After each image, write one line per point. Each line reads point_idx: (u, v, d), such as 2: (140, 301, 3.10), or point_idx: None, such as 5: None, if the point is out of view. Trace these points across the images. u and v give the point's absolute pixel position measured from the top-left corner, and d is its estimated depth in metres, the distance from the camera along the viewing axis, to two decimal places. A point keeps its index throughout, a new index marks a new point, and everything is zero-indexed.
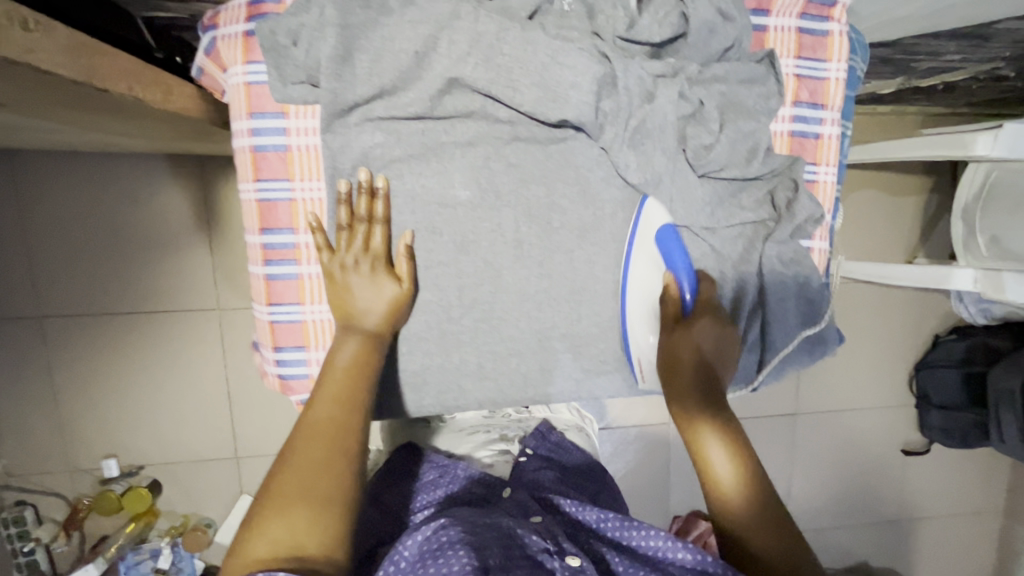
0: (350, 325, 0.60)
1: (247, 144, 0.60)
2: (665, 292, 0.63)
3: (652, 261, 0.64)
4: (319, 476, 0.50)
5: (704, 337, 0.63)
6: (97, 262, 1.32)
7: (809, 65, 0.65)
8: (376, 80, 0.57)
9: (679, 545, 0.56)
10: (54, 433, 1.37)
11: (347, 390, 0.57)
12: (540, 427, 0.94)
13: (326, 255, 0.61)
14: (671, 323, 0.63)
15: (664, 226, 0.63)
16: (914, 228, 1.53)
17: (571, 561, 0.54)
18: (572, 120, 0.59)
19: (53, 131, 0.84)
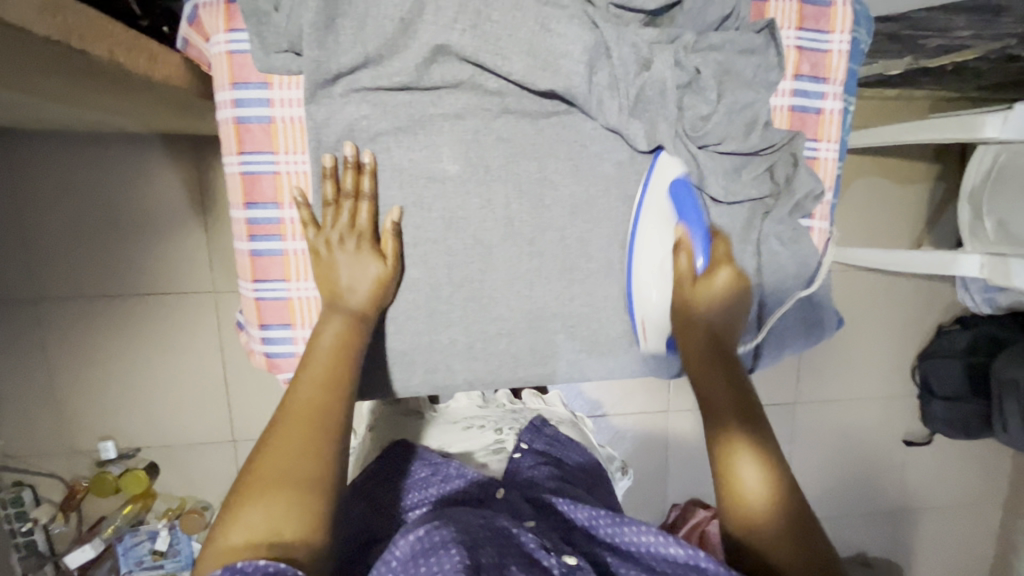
0: (335, 306, 0.59)
1: (229, 116, 0.58)
2: (678, 251, 0.65)
3: (663, 217, 0.64)
4: (298, 462, 0.50)
5: (721, 292, 0.65)
6: (91, 244, 1.31)
7: (811, 37, 0.63)
8: (360, 47, 0.55)
9: (672, 541, 0.55)
10: (50, 415, 1.38)
11: (331, 373, 0.56)
12: (533, 421, 0.95)
13: (309, 231, 0.60)
14: (685, 279, 0.65)
15: (676, 181, 0.63)
16: (919, 215, 1.50)
17: (567, 558, 0.54)
18: (564, 90, 0.57)
19: (42, 105, 0.83)
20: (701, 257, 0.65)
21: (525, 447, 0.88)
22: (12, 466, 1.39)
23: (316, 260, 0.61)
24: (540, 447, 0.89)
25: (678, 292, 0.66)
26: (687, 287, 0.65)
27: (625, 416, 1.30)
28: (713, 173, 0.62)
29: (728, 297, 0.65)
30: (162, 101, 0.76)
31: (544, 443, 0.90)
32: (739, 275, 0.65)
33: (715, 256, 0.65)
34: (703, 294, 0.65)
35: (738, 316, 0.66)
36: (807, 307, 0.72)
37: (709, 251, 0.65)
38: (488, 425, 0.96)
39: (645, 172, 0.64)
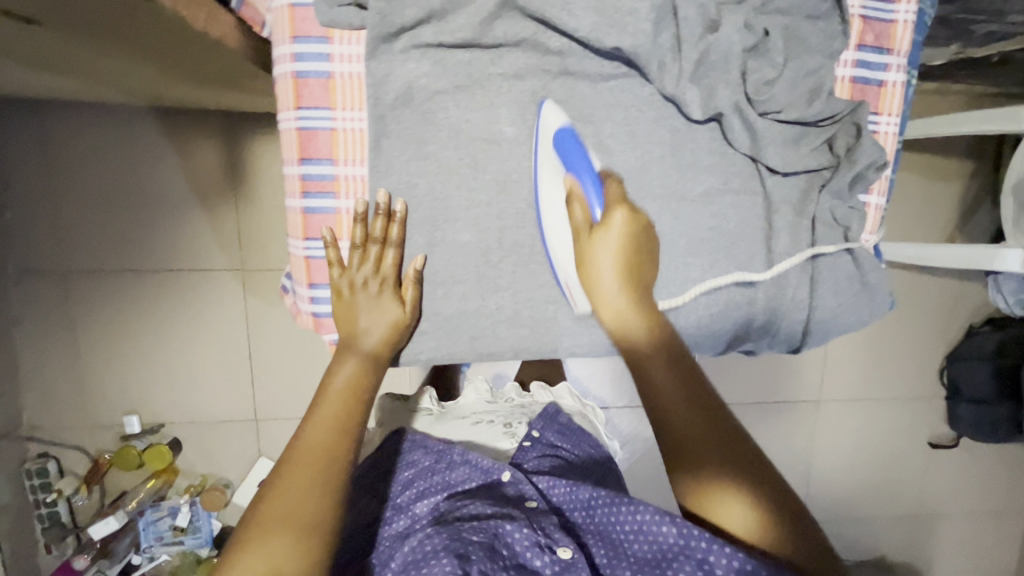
0: (351, 347, 0.61)
1: (289, 70, 0.58)
2: (572, 199, 0.59)
3: (554, 168, 0.60)
4: (300, 507, 0.50)
5: (618, 237, 0.58)
6: (123, 217, 1.32)
7: (876, 6, 0.62)
8: (425, 1, 0.55)
9: (665, 518, 0.56)
10: (75, 387, 1.39)
11: (342, 415, 0.57)
12: (547, 408, 0.92)
13: (336, 271, 0.62)
14: (582, 229, 0.59)
15: (561, 128, 0.58)
16: (955, 212, 1.47)
17: (563, 554, 0.58)
18: (630, 49, 0.56)
19: (91, 67, 0.84)
20: (592, 197, 0.59)
21: (537, 435, 0.87)
22: (37, 438, 1.40)
23: (339, 299, 0.62)
24: (552, 437, 0.87)
25: (577, 247, 0.60)
26: (586, 239, 0.59)
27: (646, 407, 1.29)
28: (775, 140, 0.61)
29: (629, 244, 0.59)
30: (213, 62, 0.76)
31: (556, 433, 0.88)
32: (635, 216, 0.60)
33: (608, 198, 0.59)
34: (603, 246, 0.58)
35: (642, 260, 0.60)
36: (863, 288, 0.68)
37: (603, 196, 0.59)
38: (496, 419, 0.95)
39: (702, 140, 0.63)
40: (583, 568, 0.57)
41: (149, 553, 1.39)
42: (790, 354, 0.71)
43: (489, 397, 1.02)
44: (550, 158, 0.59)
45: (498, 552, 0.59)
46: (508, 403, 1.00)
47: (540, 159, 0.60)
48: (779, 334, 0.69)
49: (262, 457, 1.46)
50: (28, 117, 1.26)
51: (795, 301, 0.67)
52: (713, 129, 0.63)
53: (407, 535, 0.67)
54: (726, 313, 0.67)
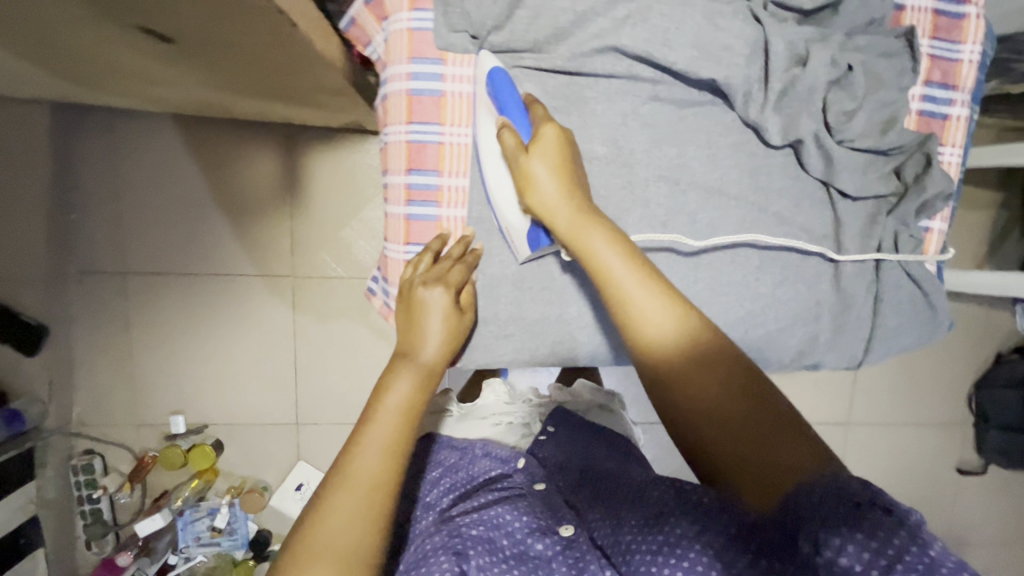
0: (405, 363, 0.59)
1: (404, 88, 0.63)
2: (503, 127, 0.59)
3: (488, 106, 0.62)
4: (349, 536, 0.47)
5: (554, 149, 0.58)
6: (181, 220, 1.37)
7: (943, 46, 0.67)
8: (536, 33, 0.61)
9: (670, 485, 0.57)
10: (126, 384, 1.42)
11: (397, 436, 0.54)
12: (560, 411, 0.87)
13: (407, 268, 0.66)
14: (516, 151, 0.58)
15: (492, 64, 0.60)
16: (983, 241, 1.51)
17: (564, 532, 0.60)
18: (723, 80, 0.61)
19: (174, 80, 0.89)
20: (522, 127, 0.60)
21: (552, 430, 0.83)
22: (84, 434, 1.42)
23: (408, 302, 0.63)
24: (565, 430, 0.83)
25: (514, 172, 0.59)
26: (522, 158, 0.58)
27: None
28: (848, 166, 0.66)
29: (566, 159, 0.58)
30: (310, 81, 0.82)
31: (570, 428, 0.84)
32: (565, 131, 0.59)
33: (536, 119, 0.59)
34: (539, 161, 0.57)
35: (579, 175, 0.59)
36: (926, 307, 0.72)
37: (530, 121, 0.60)
38: (516, 420, 0.90)
39: (778, 164, 0.68)
40: (583, 542, 0.58)
41: (186, 553, 1.41)
42: (854, 369, 0.74)
43: (506, 398, 0.93)
44: (482, 99, 0.62)
45: (497, 542, 0.60)
46: (526, 403, 0.93)
47: (478, 106, 0.63)
48: (845, 349, 0.72)
49: (300, 461, 1.48)
50: (100, 124, 1.32)
51: (860, 318, 0.70)
52: (789, 155, 0.67)
53: (420, 531, 0.67)
54: (795, 326, 0.70)
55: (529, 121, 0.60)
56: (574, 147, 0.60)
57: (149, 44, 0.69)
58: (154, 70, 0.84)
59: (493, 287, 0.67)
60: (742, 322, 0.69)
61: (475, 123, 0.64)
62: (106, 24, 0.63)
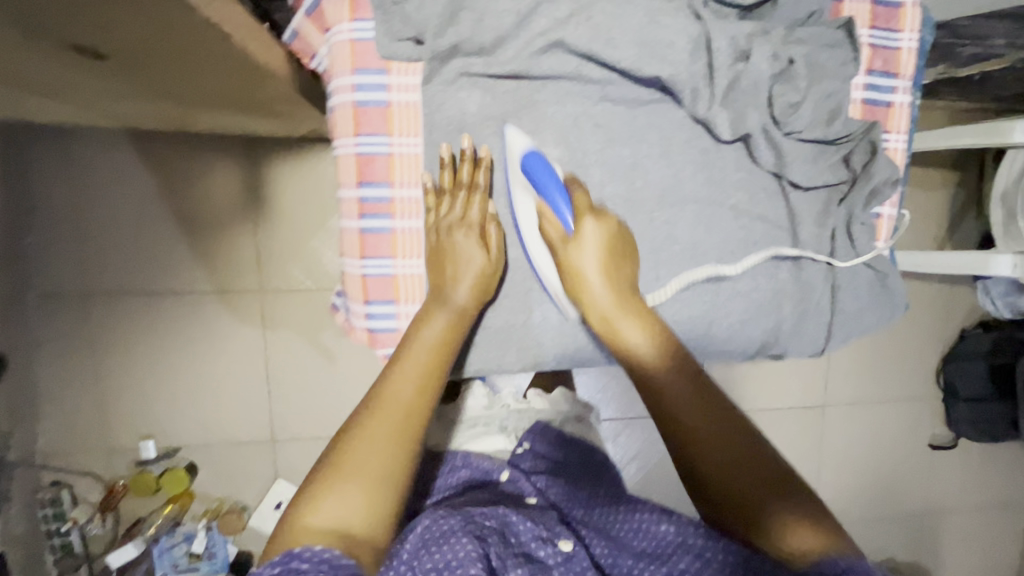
0: (439, 306, 0.61)
1: (349, 100, 0.62)
2: (543, 219, 0.63)
3: (526, 189, 0.63)
4: (381, 463, 0.52)
5: (595, 243, 0.62)
6: (143, 240, 1.33)
7: (883, 35, 0.68)
8: (478, 37, 0.59)
9: (666, 518, 0.62)
10: (93, 410, 1.37)
11: (426, 373, 0.58)
12: (537, 425, 0.89)
13: (429, 214, 0.64)
14: (561, 243, 0.62)
15: (526, 152, 0.61)
16: (940, 221, 1.55)
17: (563, 546, 0.59)
18: (668, 77, 0.60)
19: (117, 95, 0.86)
20: (566, 215, 0.61)
21: (528, 446, 0.85)
22: (50, 466, 1.38)
23: (432, 241, 0.64)
24: (543, 448, 0.85)
25: (560, 261, 0.63)
26: (564, 253, 0.62)
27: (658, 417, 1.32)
28: (798, 157, 0.66)
29: (610, 242, 0.63)
30: (258, 93, 0.80)
31: (547, 445, 0.86)
32: (606, 221, 0.62)
33: (577, 208, 0.62)
34: (588, 255, 0.61)
35: (625, 267, 0.64)
36: (883, 290, 0.74)
37: (571, 206, 0.62)
38: (494, 425, 0.89)
39: (730, 159, 0.68)
40: (582, 560, 0.58)
41: None
42: (817, 356, 0.75)
43: (485, 402, 0.91)
44: (520, 180, 0.63)
45: (508, 538, 0.61)
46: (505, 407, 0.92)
47: (512, 189, 0.64)
48: (807, 338, 0.73)
49: (279, 479, 1.45)
50: (51, 144, 1.28)
51: (820, 305, 0.71)
52: (739, 149, 0.68)
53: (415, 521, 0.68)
54: (757, 318, 0.70)
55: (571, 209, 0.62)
56: (613, 229, 0.63)
57: (81, 60, 0.66)
58: (89, 85, 0.80)
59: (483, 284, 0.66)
60: (705, 317, 0.69)
61: (512, 200, 0.65)
62: (30, 42, 0.60)
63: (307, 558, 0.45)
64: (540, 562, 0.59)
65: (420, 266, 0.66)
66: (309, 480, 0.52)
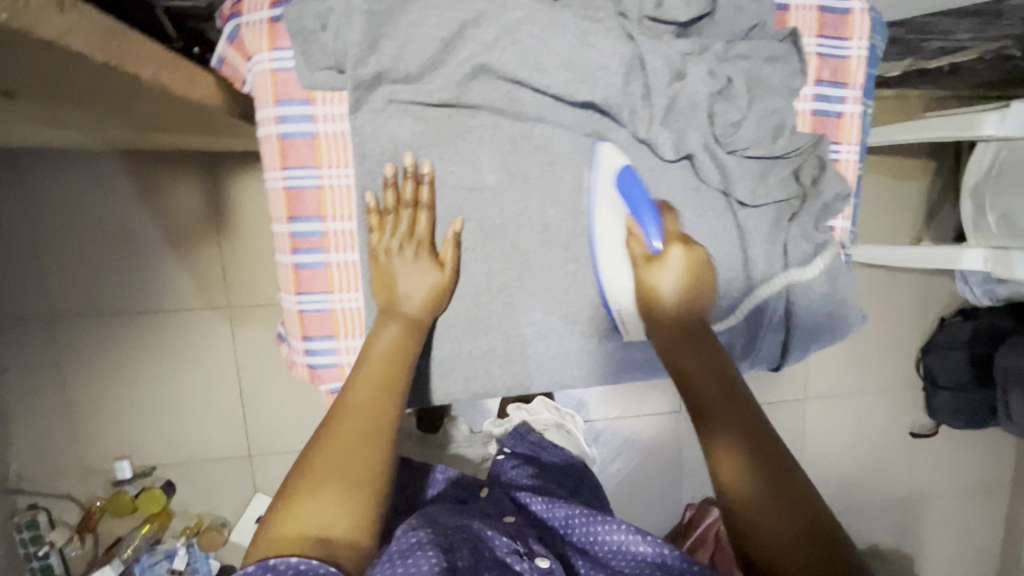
0: (392, 313, 0.62)
1: (273, 132, 0.60)
2: (631, 235, 0.62)
3: (614, 207, 0.63)
4: (351, 465, 0.51)
5: (677, 270, 0.61)
6: (107, 262, 1.31)
7: (831, 44, 0.66)
8: (403, 65, 0.57)
9: (642, 538, 0.57)
10: (64, 433, 1.35)
11: (385, 379, 0.58)
12: (517, 429, 0.91)
13: (374, 235, 0.62)
14: (641, 259, 0.62)
15: (622, 168, 0.62)
16: (918, 213, 1.51)
17: (540, 562, 0.52)
18: (600, 101, 0.59)
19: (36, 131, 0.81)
20: (654, 238, 0.62)
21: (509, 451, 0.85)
22: (25, 489, 1.36)
23: (375, 265, 0.63)
24: (522, 451, 0.86)
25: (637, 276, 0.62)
26: (642, 269, 0.62)
27: (637, 420, 1.31)
28: (744, 174, 0.64)
29: (692, 269, 0.61)
30: (195, 119, 0.76)
31: (527, 450, 0.87)
32: (693, 251, 0.61)
33: (668, 233, 0.62)
34: (666, 275, 0.61)
35: (705, 291, 0.62)
36: (839, 308, 0.71)
37: (661, 230, 0.62)
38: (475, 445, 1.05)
39: (676, 178, 0.66)
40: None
41: None
42: (772, 370, 0.75)
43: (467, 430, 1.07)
44: (616, 200, 0.63)
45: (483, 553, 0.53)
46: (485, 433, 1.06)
47: (597, 201, 0.64)
48: (762, 352, 0.72)
49: (257, 494, 1.43)
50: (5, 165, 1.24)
51: (773, 321, 0.70)
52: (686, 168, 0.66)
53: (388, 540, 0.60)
54: None
55: (661, 233, 0.62)
56: (701, 258, 0.62)
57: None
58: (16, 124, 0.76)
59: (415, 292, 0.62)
60: None
61: (594, 214, 0.64)
62: None
63: (282, 562, 0.43)
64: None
65: (360, 299, 0.65)
66: (280, 497, 0.50)
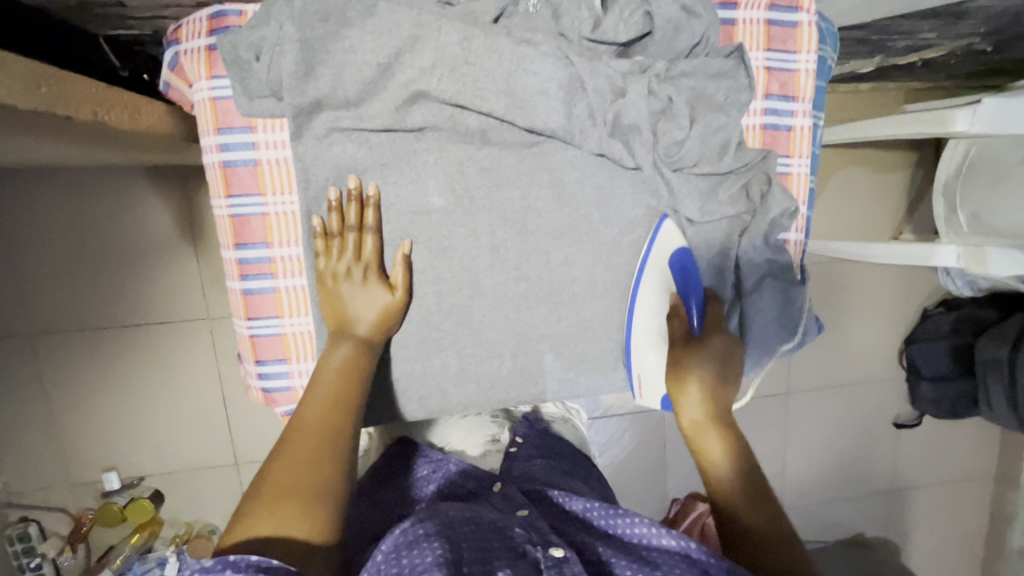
0: (345, 332, 0.62)
1: (216, 160, 0.60)
2: (673, 314, 0.67)
3: (662, 281, 0.66)
4: (303, 476, 0.50)
5: (714, 358, 0.65)
6: (92, 279, 1.26)
7: (779, 56, 0.65)
8: (341, 92, 0.57)
9: (665, 530, 0.55)
10: (52, 449, 1.32)
11: (339, 396, 0.58)
12: (527, 413, 0.92)
13: (320, 260, 0.62)
14: (679, 338, 0.66)
15: (679, 249, 0.65)
16: (900, 202, 1.46)
17: (555, 551, 0.50)
18: (540, 125, 0.60)
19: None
20: (697, 321, 0.67)
21: (521, 439, 0.84)
22: (14, 503, 1.32)
23: (323, 290, 0.63)
24: (535, 440, 0.84)
25: (673, 355, 0.66)
26: (682, 350, 0.66)
27: (621, 415, 1.31)
28: (690, 192, 0.65)
29: (724, 358, 0.66)
30: (149, 146, 0.77)
31: (539, 437, 0.85)
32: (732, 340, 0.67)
33: (709, 321, 0.67)
34: (702, 360, 0.65)
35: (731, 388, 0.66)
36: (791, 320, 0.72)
37: (703, 316, 0.67)
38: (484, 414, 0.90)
39: (626, 194, 0.66)
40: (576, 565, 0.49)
41: None
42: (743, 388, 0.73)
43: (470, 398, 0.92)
44: (668, 276, 0.66)
45: (493, 547, 0.50)
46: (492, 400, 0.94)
47: (648, 267, 0.66)
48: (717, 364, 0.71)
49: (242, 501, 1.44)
50: None
51: None
52: (636, 183, 0.65)
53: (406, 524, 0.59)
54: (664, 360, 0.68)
55: (703, 319, 0.67)
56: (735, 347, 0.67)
57: None
58: None
59: (359, 308, 0.62)
60: (609, 353, 0.70)
61: (639, 281, 0.67)
62: None
63: (243, 559, 0.41)
64: (532, 565, 0.49)
65: (310, 323, 0.65)
66: (236, 513, 0.49)
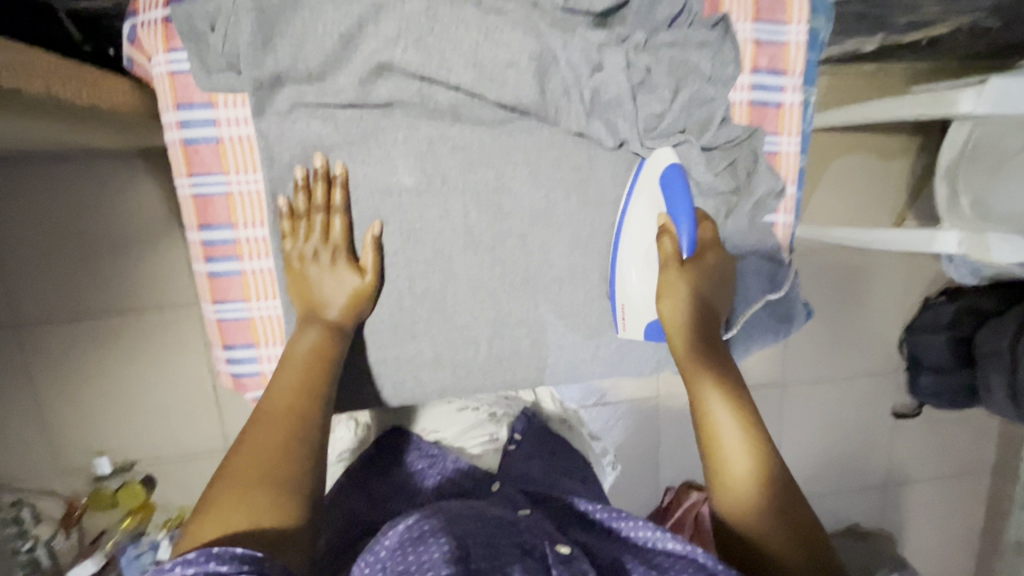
0: (316, 317, 0.59)
1: (177, 137, 0.58)
2: (664, 233, 0.60)
3: (652, 203, 0.61)
4: (271, 463, 0.48)
5: (704, 280, 0.60)
6: (82, 262, 1.17)
7: (767, 28, 0.62)
8: (302, 66, 0.55)
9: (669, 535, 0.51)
10: (45, 441, 1.25)
11: (306, 380, 0.55)
12: (526, 409, 0.89)
13: (286, 242, 0.60)
14: (670, 259, 0.59)
15: (669, 167, 0.59)
16: (901, 188, 1.42)
17: (561, 548, 0.47)
18: (511, 100, 0.57)
19: None
20: (687, 246, 0.60)
21: (518, 438, 0.81)
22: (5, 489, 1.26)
23: (291, 273, 0.61)
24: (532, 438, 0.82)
25: (664, 275, 0.60)
26: (675, 271, 0.59)
27: (618, 402, 1.28)
28: None
29: (717, 278, 0.61)
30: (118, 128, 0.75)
31: (535, 437, 0.82)
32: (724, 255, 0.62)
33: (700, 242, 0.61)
34: (691, 280, 0.59)
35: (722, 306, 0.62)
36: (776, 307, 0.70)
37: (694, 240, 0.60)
38: (482, 407, 0.86)
39: (605, 174, 0.63)
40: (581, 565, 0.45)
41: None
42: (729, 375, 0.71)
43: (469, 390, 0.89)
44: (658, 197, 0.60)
45: (501, 539, 0.47)
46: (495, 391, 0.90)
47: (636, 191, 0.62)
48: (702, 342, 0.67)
49: None
50: None
51: None
52: (615, 162, 0.63)
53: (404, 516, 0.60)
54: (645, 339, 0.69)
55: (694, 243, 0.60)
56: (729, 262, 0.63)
57: None
58: None
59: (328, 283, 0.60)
60: (590, 340, 0.68)
61: (629, 202, 0.62)
62: None
63: (226, 549, 0.39)
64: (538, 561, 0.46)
65: (277, 306, 0.63)
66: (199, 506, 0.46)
